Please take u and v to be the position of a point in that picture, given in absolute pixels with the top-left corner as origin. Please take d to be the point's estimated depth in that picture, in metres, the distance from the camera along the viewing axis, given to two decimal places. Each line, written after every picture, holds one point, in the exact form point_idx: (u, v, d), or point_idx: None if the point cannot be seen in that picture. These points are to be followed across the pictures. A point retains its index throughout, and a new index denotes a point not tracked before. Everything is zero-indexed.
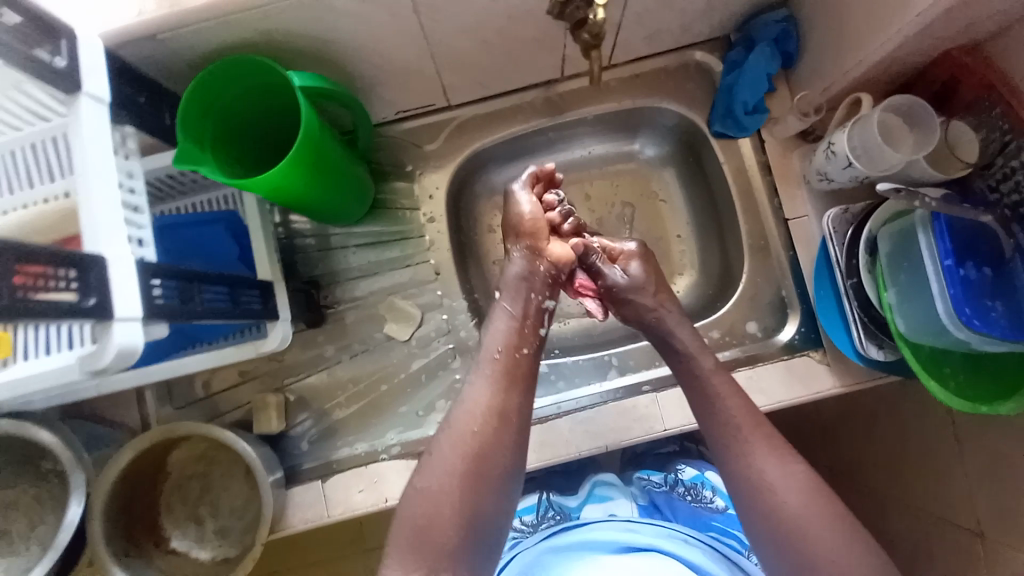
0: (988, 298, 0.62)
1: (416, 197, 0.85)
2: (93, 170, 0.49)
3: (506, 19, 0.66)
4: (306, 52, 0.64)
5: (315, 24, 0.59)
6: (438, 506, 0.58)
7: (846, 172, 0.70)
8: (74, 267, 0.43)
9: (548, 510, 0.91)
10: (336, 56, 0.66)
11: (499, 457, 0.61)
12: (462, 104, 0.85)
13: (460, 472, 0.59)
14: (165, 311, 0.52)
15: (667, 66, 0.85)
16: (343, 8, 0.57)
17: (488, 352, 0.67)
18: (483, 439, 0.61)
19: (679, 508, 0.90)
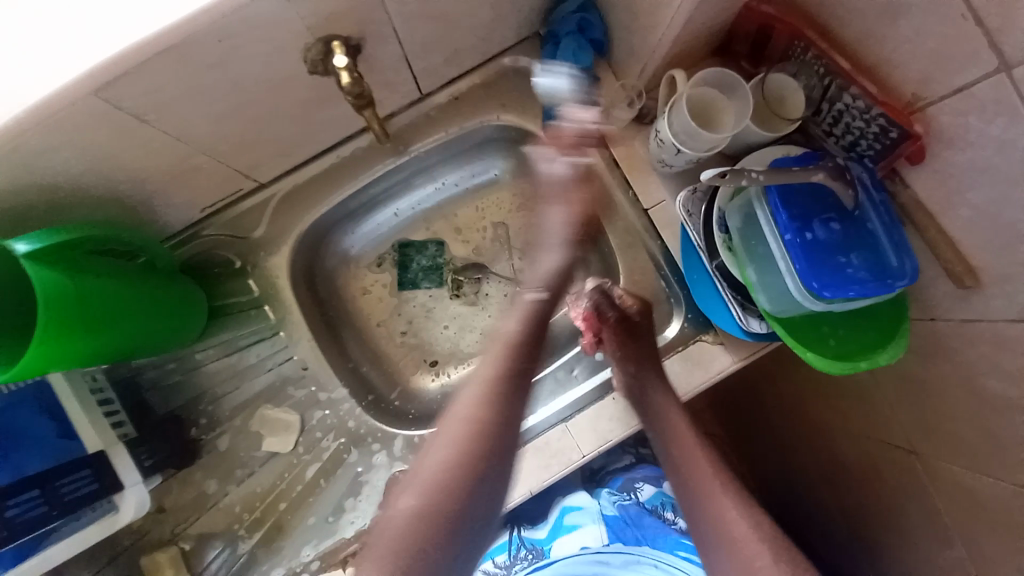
0: (842, 254, 0.60)
1: (260, 291, 0.77)
2: None
3: (267, 95, 0.60)
4: (44, 195, 0.55)
5: (36, 162, 0.51)
6: (423, 518, 0.51)
7: (680, 157, 0.66)
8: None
9: (520, 549, 0.80)
10: (87, 185, 0.57)
11: (495, 454, 0.55)
12: (277, 178, 0.76)
13: (451, 471, 0.53)
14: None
15: (485, 79, 0.79)
16: (50, 140, 0.49)
17: (496, 330, 0.67)
18: (481, 429, 0.56)
19: (648, 522, 0.79)
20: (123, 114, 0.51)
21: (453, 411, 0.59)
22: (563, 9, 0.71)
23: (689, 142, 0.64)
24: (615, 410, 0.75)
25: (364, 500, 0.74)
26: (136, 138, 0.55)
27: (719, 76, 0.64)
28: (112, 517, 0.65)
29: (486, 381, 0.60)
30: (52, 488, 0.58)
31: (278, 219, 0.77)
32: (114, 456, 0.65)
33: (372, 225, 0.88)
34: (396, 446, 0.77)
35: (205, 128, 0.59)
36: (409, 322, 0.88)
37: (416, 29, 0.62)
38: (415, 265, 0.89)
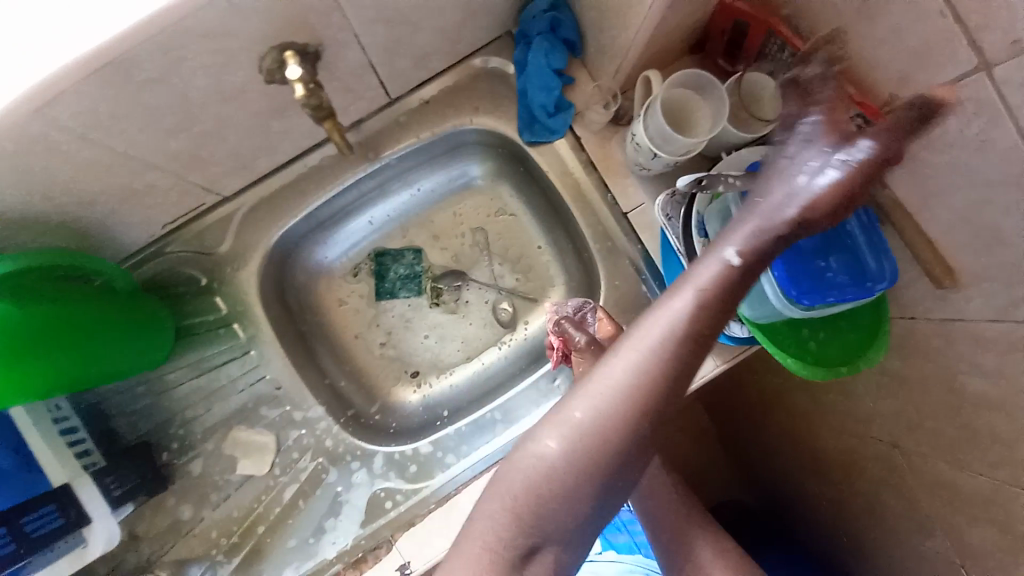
0: (820, 257, 0.59)
1: (228, 308, 0.74)
2: None
3: (219, 107, 0.57)
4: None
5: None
6: (602, 434, 0.41)
7: (657, 162, 0.64)
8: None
9: None
10: (29, 207, 0.54)
11: (674, 386, 0.42)
12: (241, 189, 0.73)
13: (644, 394, 0.42)
14: None
15: (455, 81, 0.76)
16: None
17: (687, 279, 0.44)
18: (664, 358, 0.42)
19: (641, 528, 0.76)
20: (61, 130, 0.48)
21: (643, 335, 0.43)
22: (532, 8, 0.69)
23: (665, 147, 0.62)
24: None
25: (344, 520, 0.72)
26: (78, 158, 0.52)
27: (693, 78, 0.62)
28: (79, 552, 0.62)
29: (664, 326, 0.43)
30: (18, 526, 0.56)
31: (244, 232, 0.74)
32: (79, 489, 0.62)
33: (346, 235, 0.85)
34: (377, 463, 0.74)
35: (152, 142, 0.56)
36: (388, 333, 0.86)
37: (376, 33, 0.59)
38: (392, 275, 0.86)
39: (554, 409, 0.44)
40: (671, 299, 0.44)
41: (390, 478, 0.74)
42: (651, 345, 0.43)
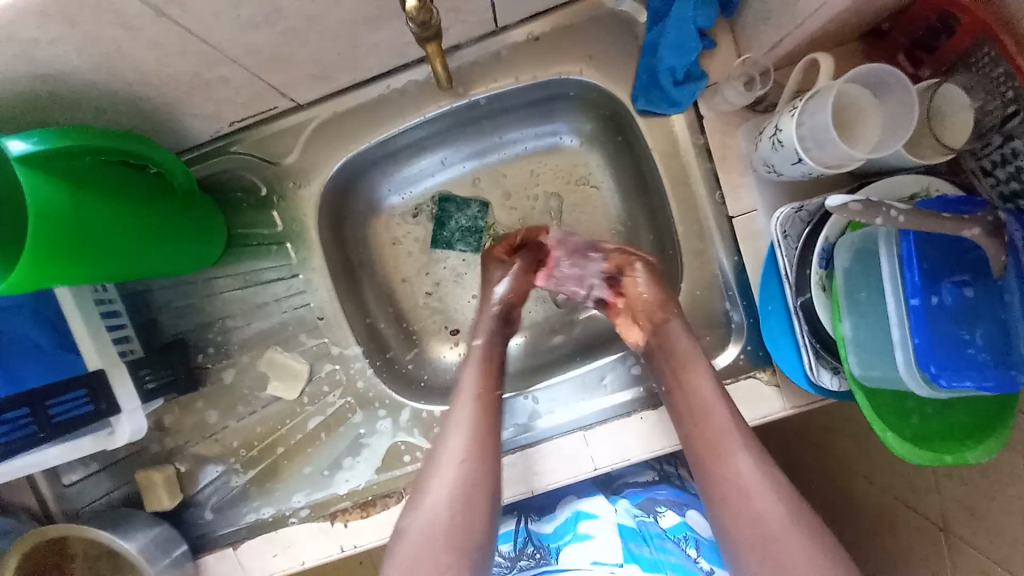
0: (966, 328, 0.49)
1: (283, 224, 0.70)
2: None
3: (304, 3, 0.49)
4: (46, 85, 0.48)
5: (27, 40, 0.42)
6: (465, 487, 0.57)
7: (796, 168, 0.54)
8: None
9: (525, 545, 0.76)
10: (98, 82, 0.50)
11: (491, 424, 0.61)
12: (316, 100, 0.66)
13: (467, 452, 0.59)
14: None
15: (575, 20, 0.65)
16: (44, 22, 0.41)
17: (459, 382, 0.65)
18: (478, 407, 0.62)
19: (668, 546, 0.70)
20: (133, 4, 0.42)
21: (454, 413, 0.62)
22: None
23: (815, 152, 0.51)
24: (640, 430, 0.69)
25: (362, 463, 0.71)
26: (147, 38, 0.46)
27: (876, 74, 0.50)
28: (110, 436, 0.61)
29: (465, 385, 0.64)
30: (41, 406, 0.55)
31: (311, 148, 0.69)
32: (112, 377, 0.60)
33: (414, 171, 0.79)
34: (403, 417, 0.72)
35: (225, 33, 0.49)
36: (436, 284, 0.81)
37: None
38: (453, 224, 0.81)
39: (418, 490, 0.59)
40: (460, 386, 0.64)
41: (412, 434, 0.72)
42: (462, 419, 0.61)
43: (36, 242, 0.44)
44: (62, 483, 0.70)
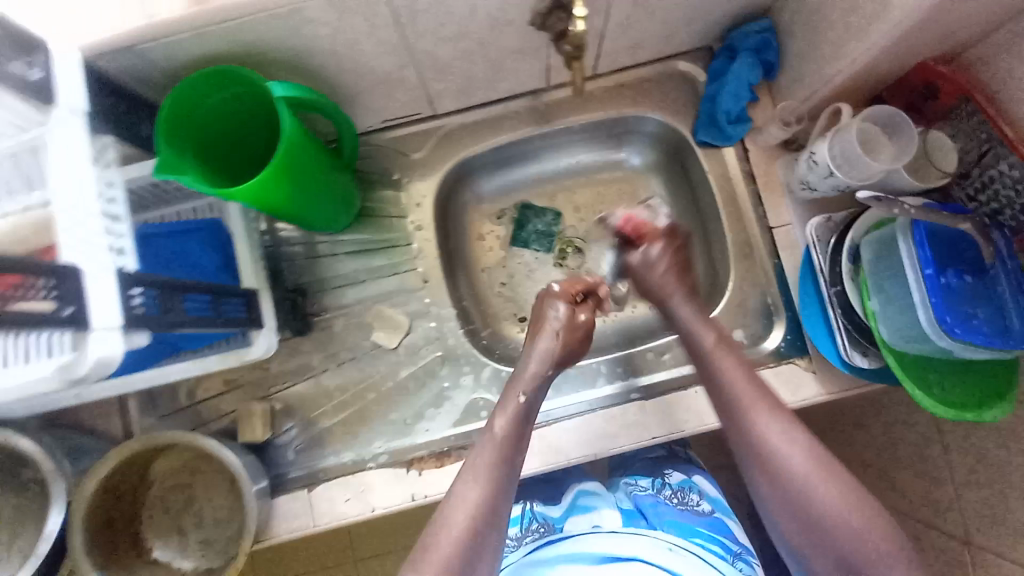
0: (969, 305, 0.62)
1: (404, 206, 0.86)
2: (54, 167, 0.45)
3: (481, 35, 0.68)
4: (282, 64, 0.63)
5: (291, 35, 0.58)
6: (466, 548, 0.59)
7: (827, 181, 0.71)
8: (50, 276, 0.40)
9: (530, 522, 0.78)
10: (316, 74, 0.67)
11: (484, 526, 0.60)
12: (449, 113, 0.86)
13: (461, 550, 0.58)
14: (145, 320, 0.50)
15: (651, 75, 0.86)
16: (320, 18, 0.57)
17: (489, 429, 0.67)
18: (494, 463, 0.64)
19: (665, 510, 0.76)
20: (380, 19, 0.59)
21: (448, 511, 0.61)
22: (747, 28, 0.77)
23: (843, 168, 0.69)
24: (695, 403, 0.77)
25: (443, 414, 0.80)
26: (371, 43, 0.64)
27: (885, 114, 0.68)
28: (246, 348, 0.72)
29: (493, 436, 0.67)
30: (219, 300, 0.63)
31: (436, 149, 0.87)
32: (260, 298, 0.71)
33: (506, 179, 0.95)
34: (484, 373, 0.82)
35: (421, 50, 0.67)
36: (510, 277, 0.95)
37: (622, 10, 0.69)
38: (530, 227, 0.96)
39: (416, 549, 0.60)
40: (487, 433, 0.67)
41: (490, 391, 0.81)
42: (479, 478, 0.63)
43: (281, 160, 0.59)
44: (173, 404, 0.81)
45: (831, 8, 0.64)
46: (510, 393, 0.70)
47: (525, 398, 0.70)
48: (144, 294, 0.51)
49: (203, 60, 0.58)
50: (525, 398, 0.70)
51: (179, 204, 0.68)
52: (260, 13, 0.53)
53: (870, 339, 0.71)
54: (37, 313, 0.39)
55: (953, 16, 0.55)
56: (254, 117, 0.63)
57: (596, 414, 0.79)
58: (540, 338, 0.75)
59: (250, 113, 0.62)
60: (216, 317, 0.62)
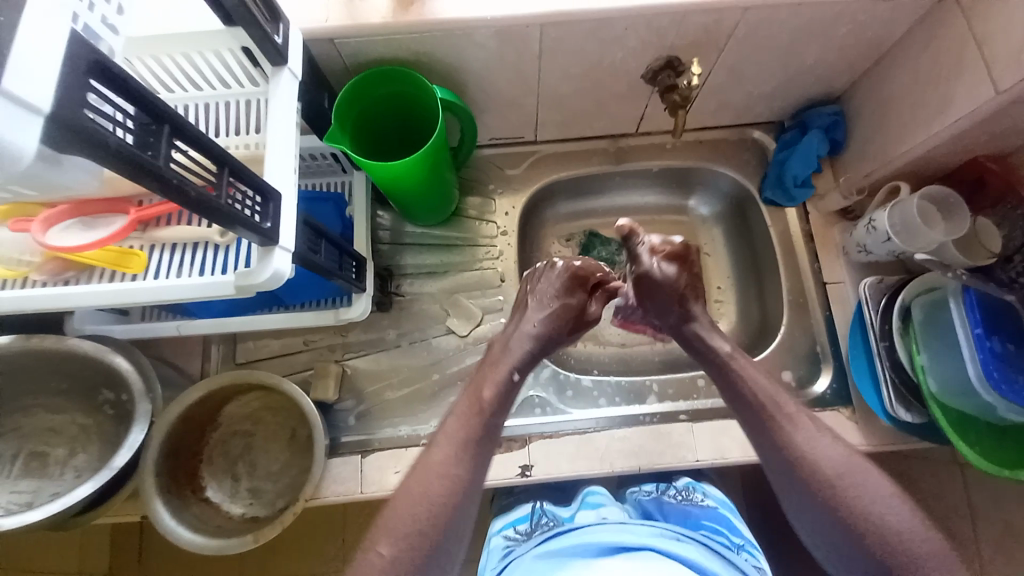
0: (1014, 372, 0.68)
1: (491, 212, 0.95)
2: (277, 113, 0.53)
3: (599, 79, 0.80)
4: (435, 73, 0.75)
5: (454, 52, 0.70)
6: (434, 503, 0.60)
7: (885, 246, 0.80)
8: (256, 193, 0.47)
9: (542, 517, 0.81)
10: (455, 87, 0.78)
11: (456, 503, 0.60)
12: (545, 140, 0.97)
13: (433, 505, 0.60)
14: (306, 258, 0.60)
15: (727, 137, 0.97)
16: (483, 41, 0.69)
17: (476, 397, 0.69)
18: (471, 427, 0.66)
19: (669, 510, 0.82)
20: (528, 51, 0.72)
21: (412, 480, 0.62)
22: (820, 109, 0.89)
23: (900, 234, 0.78)
24: (741, 434, 0.81)
25: None
26: (510, 70, 0.76)
27: (942, 194, 0.78)
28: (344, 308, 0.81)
29: (479, 402, 0.69)
30: (347, 254, 0.73)
31: (528, 169, 0.97)
32: (366, 267, 0.79)
33: (581, 206, 1.04)
34: (543, 373, 0.88)
35: (547, 82, 0.79)
36: None
37: (718, 77, 0.81)
38: (595, 253, 1.02)
39: (391, 507, 0.61)
40: (473, 399, 0.69)
41: (546, 390, 0.87)
42: (457, 439, 0.65)
43: (430, 154, 0.71)
44: (249, 355, 0.87)
45: (902, 101, 0.76)
46: (498, 367, 0.73)
47: (517, 377, 0.73)
48: (304, 230, 0.61)
49: (380, 60, 0.70)
50: (517, 375, 0.73)
51: (330, 177, 0.83)
52: (441, 29, 0.65)
53: (914, 396, 0.75)
54: (247, 216, 0.45)
55: (1011, 119, 0.66)
56: (404, 115, 0.75)
57: (645, 430, 0.82)
58: (534, 317, 0.78)
59: (379, 104, 0.72)
60: (340, 269, 0.71)
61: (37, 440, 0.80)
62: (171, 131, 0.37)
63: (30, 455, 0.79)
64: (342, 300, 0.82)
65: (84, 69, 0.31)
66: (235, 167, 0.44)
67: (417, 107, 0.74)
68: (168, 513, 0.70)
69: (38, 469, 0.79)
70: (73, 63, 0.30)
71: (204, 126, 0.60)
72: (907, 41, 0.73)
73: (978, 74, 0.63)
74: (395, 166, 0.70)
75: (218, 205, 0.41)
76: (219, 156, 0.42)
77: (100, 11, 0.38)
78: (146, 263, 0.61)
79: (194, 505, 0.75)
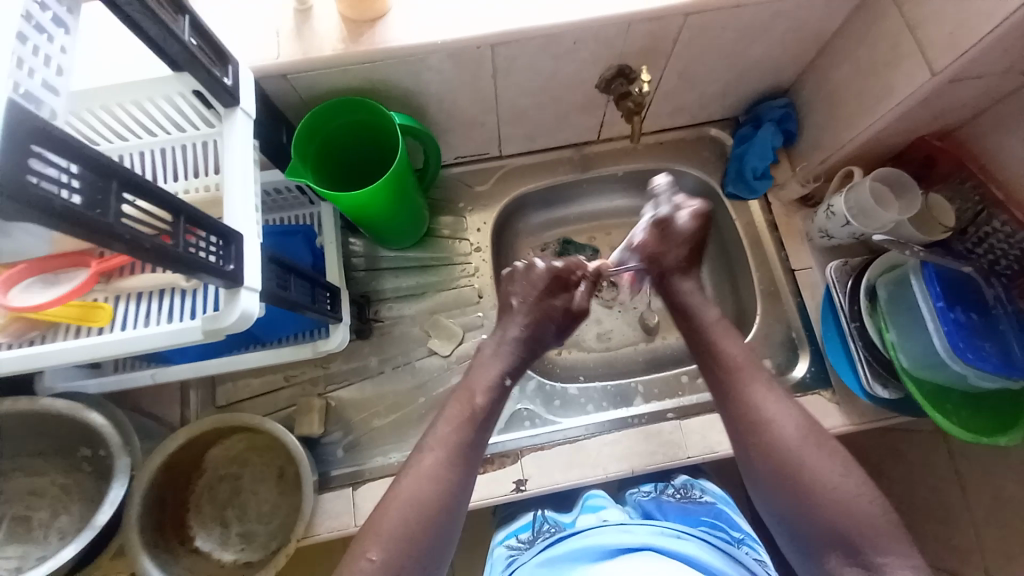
0: (980, 341, 0.70)
1: (464, 229, 0.96)
2: (234, 154, 0.53)
3: (555, 91, 0.82)
4: (394, 99, 0.75)
5: (410, 78, 0.71)
6: (423, 495, 0.61)
7: (845, 229, 0.82)
8: (217, 236, 0.47)
9: (543, 525, 0.81)
10: (414, 111, 0.79)
11: (444, 505, 0.61)
12: (510, 154, 0.98)
13: (416, 501, 0.60)
14: (274, 296, 0.59)
15: (685, 137, 1.00)
16: (436, 66, 0.70)
17: (468, 397, 0.70)
18: (450, 425, 0.66)
19: (668, 509, 0.82)
20: (483, 72, 0.74)
21: (400, 486, 0.62)
22: (770, 103, 0.92)
23: (858, 217, 0.80)
24: None
25: None
26: (468, 91, 0.77)
27: (893, 175, 0.81)
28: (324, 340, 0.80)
29: (466, 398, 0.70)
30: (316, 286, 0.72)
31: (496, 183, 0.98)
32: (341, 297, 0.79)
33: (552, 215, 1.06)
34: (529, 386, 0.89)
35: (506, 100, 0.81)
36: None
37: (670, 81, 0.84)
38: None
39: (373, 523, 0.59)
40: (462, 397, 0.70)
41: (533, 402, 0.87)
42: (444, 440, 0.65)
43: (393, 178, 0.71)
44: (230, 396, 0.85)
45: (846, 90, 0.79)
46: (487, 371, 0.73)
47: (509, 381, 0.73)
48: (271, 267, 0.60)
49: (337, 91, 0.71)
50: (509, 380, 0.73)
51: (298, 210, 0.83)
52: (394, 57, 0.67)
53: (889, 372, 0.77)
54: (208, 262, 0.45)
55: (946, 99, 0.69)
56: (365, 142, 0.75)
57: (634, 431, 0.83)
58: (516, 319, 0.77)
59: (346, 134, 0.73)
60: (314, 302, 0.70)
61: (17, 505, 0.77)
62: (121, 186, 0.37)
63: (11, 521, 0.77)
64: (320, 332, 0.81)
65: (24, 136, 0.30)
66: (191, 214, 0.43)
67: (377, 134, 0.74)
68: (157, 567, 0.68)
69: (20, 535, 0.76)
70: (15, 129, 0.30)
71: (161, 172, 0.60)
72: (844, 33, 0.76)
73: (912, 60, 0.66)
74: (360, 194, 0.70)
75: (178, 254, 0.41)
76: (174, 204, 0.42)
77: (39, 75, 0.38)
78: (112, 314, 0.60)
79: (184, 558, 0.73)
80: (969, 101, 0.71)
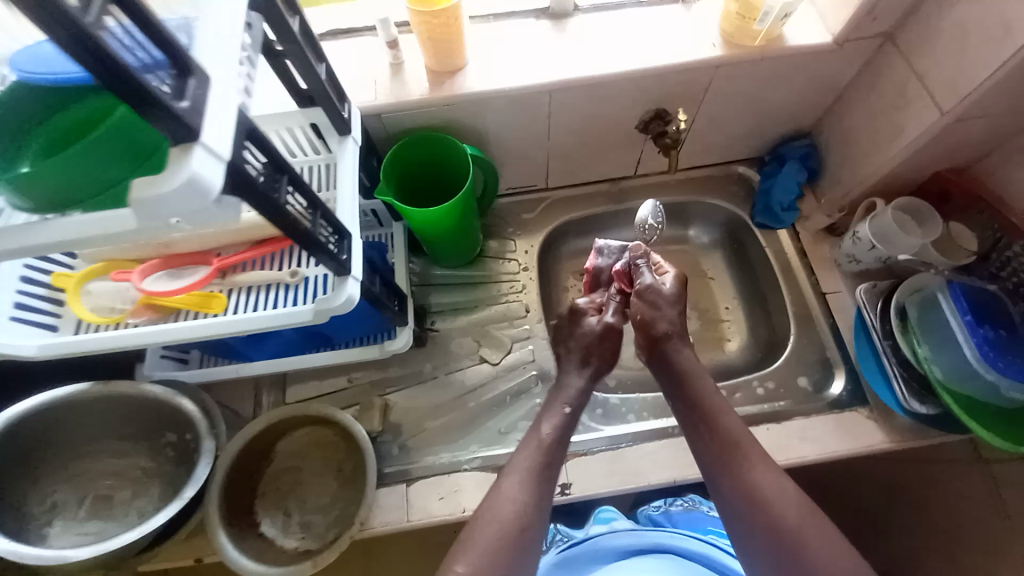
0: (1007, 356, 0.75)
1: (512, 251, 1.06)
2: (346, 171, 0.64)
3: (599, 131, 0.93)
4: (462, 135, 0.88)
5: (479, 117, 0.84)
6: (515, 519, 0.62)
7: (871, 253, 0.89)
8: (336, 231, 0.57)
9: (557, 534, 0.89)
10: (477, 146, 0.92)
11: (529, 526, 0.62)
12: (554, 186, 1.09)
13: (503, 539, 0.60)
14: None
15: (715, 174, 1.10)
16: (500, 107, 0.83)
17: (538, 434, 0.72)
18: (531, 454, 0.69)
19: (677, 519, 0.89)
20: (540, 113, 0.86)
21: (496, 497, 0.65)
22: (793, 144, 1.02)
23: (883, 242, 0.87)
24: (768, 440, 0.84)
25: None
26: (525, 129, 0.90)
27: (913, 205, 0.88)
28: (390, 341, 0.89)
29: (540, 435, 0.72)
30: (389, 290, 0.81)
31: (542, 212, 1.09)
32: (407, 303, 0.88)
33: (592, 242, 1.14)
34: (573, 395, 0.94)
35: (556, 138, 0.93)
36: None
37: (700, 123, 0.95)
38: None
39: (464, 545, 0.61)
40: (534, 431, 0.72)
41: None
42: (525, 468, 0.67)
43: (462, 200, 0.82)
44: (297, 394, 0.94)
45: (862, 131, 0.88)
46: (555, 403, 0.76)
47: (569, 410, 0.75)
48: None
49: (418, 128, 0.84)
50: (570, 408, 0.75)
51: (370, 229, 0.94)
52: (469, 100, 0.80)
53: (924, 389, 0.80)
54: (328, 248, 0.55)
55: (957, 136, 0.77)
56: (436, 169, 0.88)
57: (675, 441, 0.87)
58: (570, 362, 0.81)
59: (422, 162, 0.86)
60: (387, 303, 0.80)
61: (102, 484, 0.85)
62: (287, 180, 0.48)
63: (94, 499, 0.84)
64: (384, 335, 0.90)
65: (245, 132, 0.41)
66: (324, 209, 0.54)
67: (447, 162, 0.86)
68: (231, 544, 0.74)
69: (102, 511, 0.84)
70: (240, 127, 0.41)
71: None
72: (857, 83, 0.87)
73: (921, 102, 0.76)
74: (433, 213, 0.81)
75: (312, 237, 0.52)
76: (314, 199, 0.52)
77: None
78: (225, 304, 0.70)
79: (251, 539, 0.78)
80: (978, 139, 0.79)
